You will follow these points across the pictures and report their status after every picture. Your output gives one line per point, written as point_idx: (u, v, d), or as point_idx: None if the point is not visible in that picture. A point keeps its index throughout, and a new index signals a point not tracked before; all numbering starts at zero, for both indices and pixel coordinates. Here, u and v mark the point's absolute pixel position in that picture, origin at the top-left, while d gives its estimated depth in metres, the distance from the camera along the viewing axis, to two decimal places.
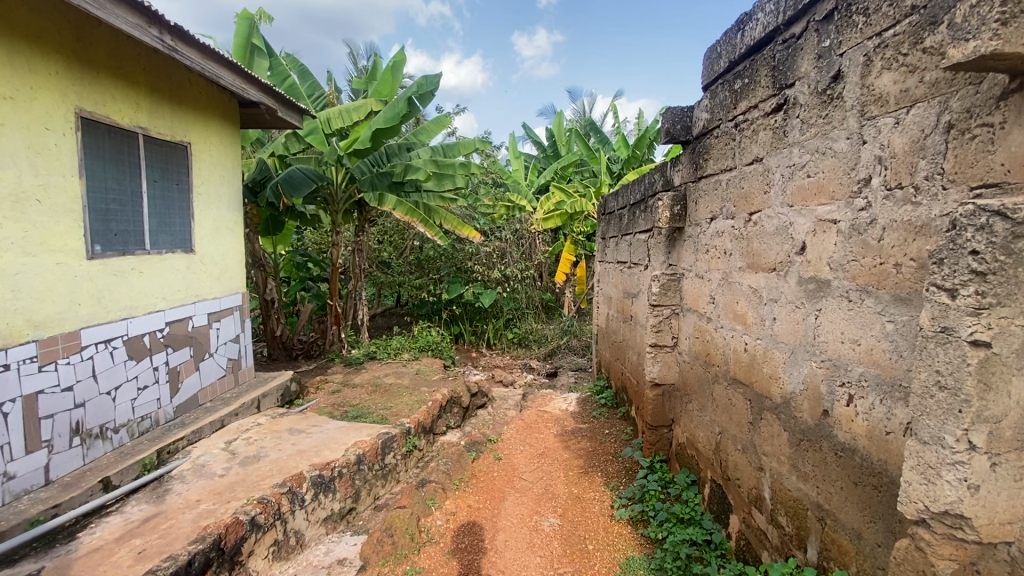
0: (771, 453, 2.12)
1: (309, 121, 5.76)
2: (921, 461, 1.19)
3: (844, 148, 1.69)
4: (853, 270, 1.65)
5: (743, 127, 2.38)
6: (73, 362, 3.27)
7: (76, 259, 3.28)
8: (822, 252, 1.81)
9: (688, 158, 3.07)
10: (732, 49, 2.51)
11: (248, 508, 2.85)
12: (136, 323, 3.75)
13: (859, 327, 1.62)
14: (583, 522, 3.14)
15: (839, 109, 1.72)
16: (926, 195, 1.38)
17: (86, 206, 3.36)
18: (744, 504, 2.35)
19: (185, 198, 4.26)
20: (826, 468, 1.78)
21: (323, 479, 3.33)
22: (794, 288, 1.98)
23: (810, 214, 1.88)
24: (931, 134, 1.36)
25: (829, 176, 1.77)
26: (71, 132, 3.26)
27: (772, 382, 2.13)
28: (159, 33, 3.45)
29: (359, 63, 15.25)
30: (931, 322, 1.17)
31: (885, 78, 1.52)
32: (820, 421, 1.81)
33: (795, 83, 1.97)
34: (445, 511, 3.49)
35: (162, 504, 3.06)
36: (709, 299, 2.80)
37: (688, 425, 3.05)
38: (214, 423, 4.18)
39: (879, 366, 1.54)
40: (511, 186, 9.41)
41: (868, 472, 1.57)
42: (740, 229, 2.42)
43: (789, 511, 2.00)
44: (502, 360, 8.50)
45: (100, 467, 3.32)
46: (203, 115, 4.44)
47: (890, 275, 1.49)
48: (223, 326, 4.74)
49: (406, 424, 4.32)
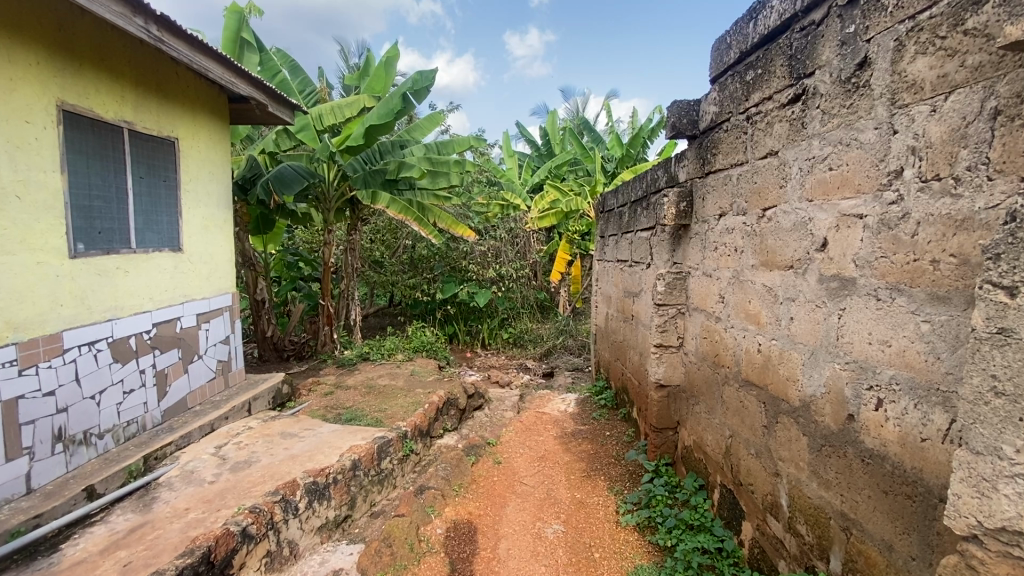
0: (788, 458, 2.03)
1: (300, 117, 5.58)
2: (973, 473, 1.12)
3: (872, 138, 1.61)
4: (882, 267, 1.57)
5: (756, 120, 2.29)
6: (54, 365, 3.11)
7: (58, 258, 3.14)
8: (847, 248, 1.72)
9: (694, 153, 2.98)
10: (743, 39, 2.42)
11: (239, 518, 2.72)
12: (121, 325, 3.59)
13: (889, 327, 1.54)
14: (588, 529, 3.04)
15: (866, 98, 1.64)
16: (968, 186, 1.30)
17: (68, 203, 3.21)
18: (758, 510, 2.27)
19: (173, 195, 4.11)
20: (852, 475, 1.70)
21: (317, 486, 3.20)
22: (813, 286, 1.89)
23: (832, 209, 1.79)
24: (974, 121, 1.29)
25: (854, 169, 1.69)
26: (52, 125, 3.12)
27: (789, 385, 2.04)
28: (145, 23, 3.30)
29: (349, 61, 15.07)
30: (985, 323, 1.10)
31: (920, 63, 1.45)
32: (844, 426, 1.73)
33: (814, 72, 1.88)
34: (444, 519, 3.37)
35: (149, 513, 2.92)
36: (718, 299, 2.71)
37: (694, 427, 2.97)
38: (203, 427, 4.03)
39: (913, 368, 1.46)
40: (506, 185, 10.05)
41: (900, 480, 1.50)
42: (752, 226, 2.34)
43: (809, 519, 1.91)
44: (497, 360, 8.41)
45: (84, 474, 3.17)
46: (190, 109, 4.28)
47: (926, 272, 1.41)
48: (212, 327, 4.59)
49: (403, 427, 4.21)
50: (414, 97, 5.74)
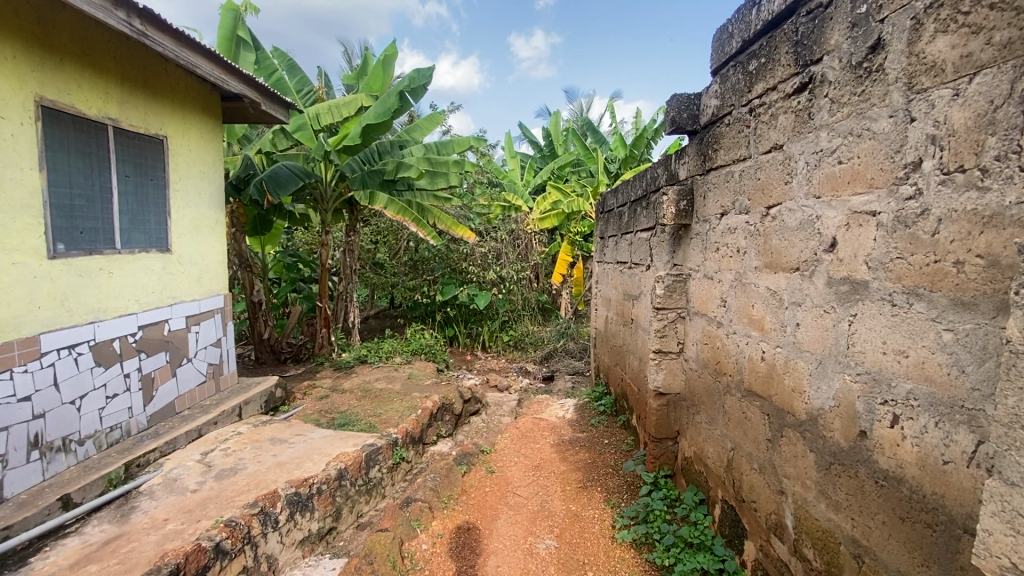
0: (794, 476, 1.88)
1: (295, 116, 5.43)
2: (1007, 507, 0.98)
3: (886, 127, 1.46)
4: (898, 269, 1.42)
5: (760, 113, 2.14)
6: (31, 370, 3.00)
7: (36, 258, 3.03)
8: (858, 249, 1.57)
9: (695, 149, 2.83)
10: (746, 27, 2.28)
11: (213, 533, 2.59)
12: (105, 328, 3.47)
13: (906, 336, 1.39)
14: (582, 545, 2.89)
15: (880, 83, 1.49)
16: (996, 178, 1.16)
17: (46, 202, 3.10)
18: (762, 530, 2.11)
19: (161, 195, 4.00)
20: (864, 498, 1.54)
21: (299, 497, 3.07)
22: (821, 290, 1.74)
23: (841, 206, 1.64)
24: (1002, 105, 1.15)
25: (866, 161, 1.54)
26: (29, 122, 3.00)
27: (794, 396, 1.89)
28: (128, 17, 3.17)
29: (352, 62, 15.06)
30: (1021, 334, 0.96)
31: (940, 43, 1.30)
32: (856, 444, 1.57)
33: (822, 58, 1.74)
34: (432, 533, 3.23)
35: (126, 524, 2.80)
36: (720, 303, 2.55)
37: (695, 437, 2.82)
38: (190, 433, 3.90)
39: (933, 383, 1.31)
40: (507, 184, 9.86)
41: (919, 507, 1.35)
42: (756, 225, 2.19)
43: (816, 543, 1.76)
44: (497, 362, 8.24)
45: (62, 483, 3.04)
46: (178, 106, 4.16)
47: (948, 275, 1.27)
48: (203, 329, 4.46)
49: (393, 434, 4.07)
50: (411, 96, 5.61)
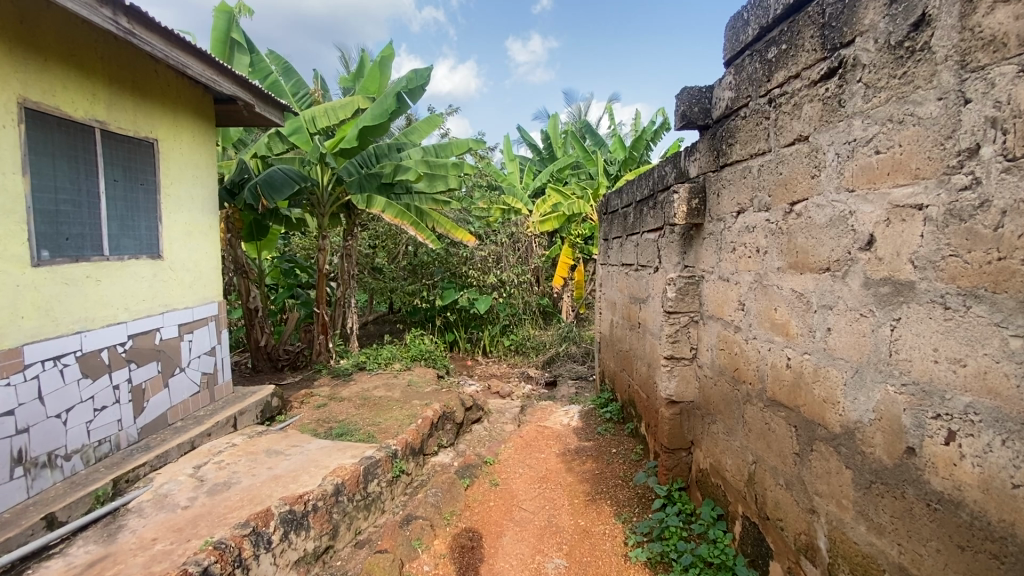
0: (827, 494, 1.73)
1: (292, 119, 5.21)
2: None
3: (934, 111, 1.32)
4: (952, 268, 1.28)
5: (780, 103, 2.01)
6: (14, 383, 2.85)
7: (19, 266, 2.88)
8: (901, 246, 1.43)
9: (706, 145, 2.69)
10: (762, 13, 2.15)
11: (201, 556, 2.42)
12: (92, 337, 3.32)
13: (962, 342, 1.25)
14: (594, 564, 2.73)
15: (926, 63, 1.35)
16: None
17: (31, 207, 2.96)
18: (790, 551, 1.96)
19: (151, 200, 3.86)
20: (913, 521, 1.40)
21: (294, 515, 2.92)
22: (857, 292, 1.60)
23: (880, 199, 1.50)
24: None
25: (909, 151, 1.40)
26: (12, 124, 2.86)
27: (826, 407, 1.74)
28: (114, 14, 3.02)
29: (348, 69, 15.05)
30: None
31: (999, 14, 1.16)
32: (902, 462, 1.42)
33: (854, 40, 1.59)
34: (434, 553, 3.06)
35: (112, 544, 2.63)
36: (738, 306, 2.40)
37: (711, 448, 2.66)
38: (182, 446, 3.73)
39: (998, 396, 1.17)
40: (507, 187, 9.68)
41: (984, 535, 1.20)
42: (778, 223, 2.04)
43: (855, 568, 1.61)
44: (499, 368, 8.08)
45: (46, 501, 2.88)
46: (169, 107, 4.01)
47: (1018, 274, 1.13)
48: (196, 337, 4.31)
49: (392, 446, 3.91)
50: (409, 97, 5.47)
